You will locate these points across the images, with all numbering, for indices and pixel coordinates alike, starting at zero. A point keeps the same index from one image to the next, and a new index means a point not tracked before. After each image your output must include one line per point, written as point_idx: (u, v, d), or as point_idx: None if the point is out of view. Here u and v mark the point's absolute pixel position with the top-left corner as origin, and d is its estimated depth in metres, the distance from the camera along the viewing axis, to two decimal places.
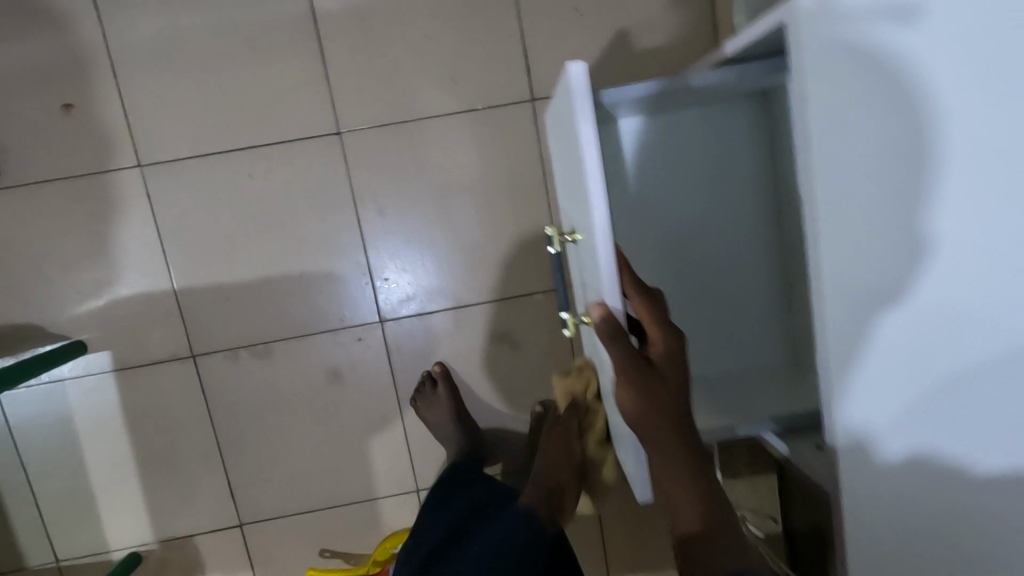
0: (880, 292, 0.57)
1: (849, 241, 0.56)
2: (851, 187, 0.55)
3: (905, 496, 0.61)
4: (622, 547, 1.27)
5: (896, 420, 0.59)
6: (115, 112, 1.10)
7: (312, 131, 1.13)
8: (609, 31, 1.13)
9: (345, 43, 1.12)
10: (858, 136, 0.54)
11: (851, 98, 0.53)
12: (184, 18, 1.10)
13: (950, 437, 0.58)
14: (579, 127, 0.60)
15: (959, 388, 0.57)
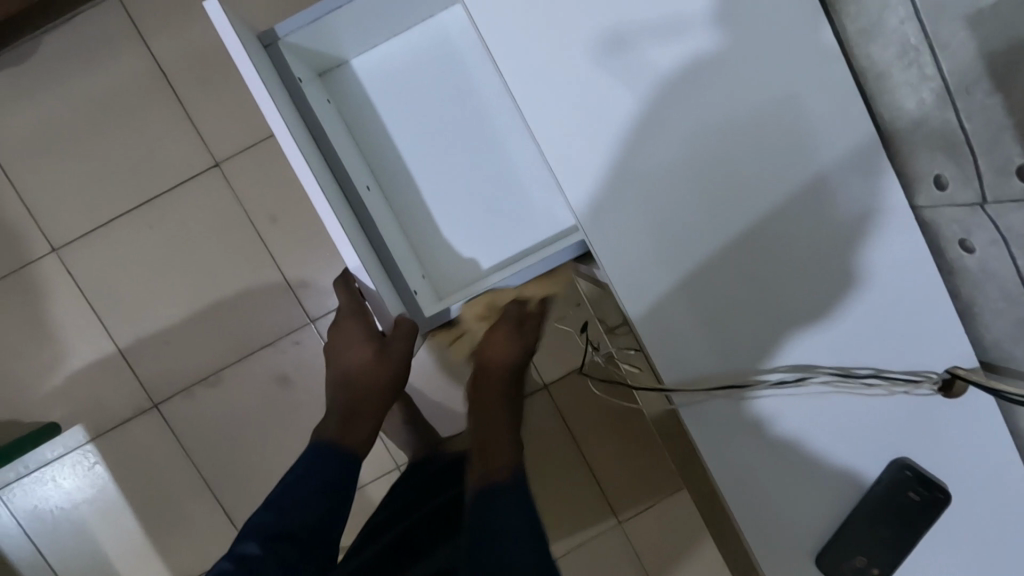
0: (826, 264, 0.59)
1: (787, 221, 0.59)
2: (787, 160, 0.58)
3: (854, 420, 0.60)
4: (618, 469, 1.25)
5: (849, 345, 0.60)
6: (18, 210, 1.22)
7: (192, 167, 1.23)
8: None
9: (195, 78, 1.21)
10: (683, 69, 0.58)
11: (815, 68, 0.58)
12: (50, 109, 1.21)
13: (891, 359, 0.60)
14: (235, 59, 0.58)
15: (901, 313, 0.59)
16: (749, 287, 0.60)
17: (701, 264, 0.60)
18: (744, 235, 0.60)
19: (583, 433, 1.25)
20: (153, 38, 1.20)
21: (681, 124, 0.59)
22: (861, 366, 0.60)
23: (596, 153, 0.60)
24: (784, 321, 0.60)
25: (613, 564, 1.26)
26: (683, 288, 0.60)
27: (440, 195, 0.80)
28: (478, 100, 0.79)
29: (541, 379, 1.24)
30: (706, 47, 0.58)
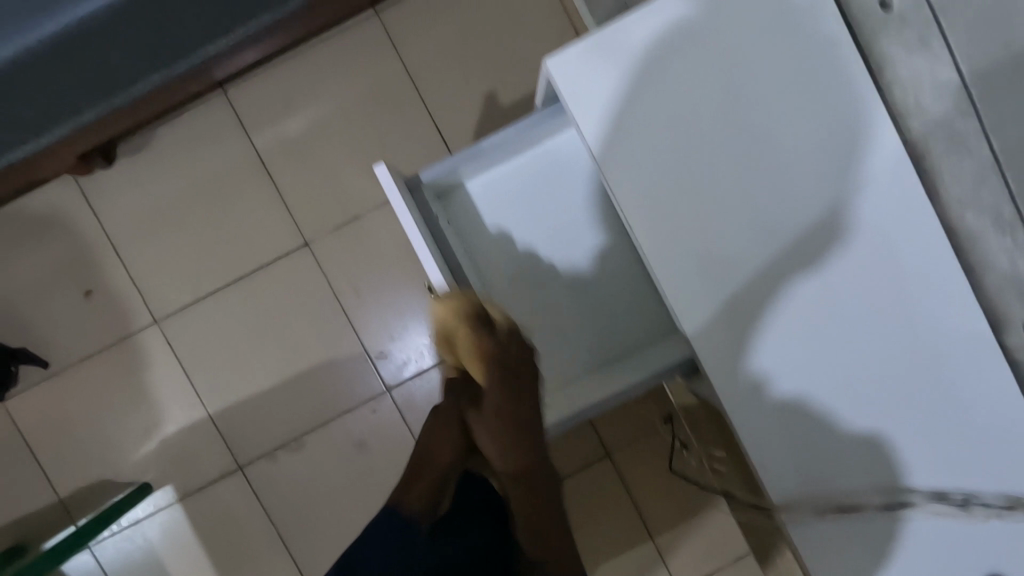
0: (809, 247, 0.70)
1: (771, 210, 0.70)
2: (773, 159, 0.70)
3: (947, 534, 0.70)
4: (680, 537, 1.28)
5: (937, 458, 0.70)
6: (125, 284, 1.32)
7: (283, 246, 1.33)
8: (492, 89, 1.31)
9: (290, 165, 1.32)
10: (672, 59, 0.70)
11: (792, 83, 0.69)
12: (157, 193, 1.31)
13: (977, 471, 0.70)
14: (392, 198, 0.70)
15: (977, 430, 0.69)
16: (781, 299, 0.70)
17: (738, 282, 0.70)
18: (773, 254, 0.70)
19: (645, 503, 1.29)
20: (255, 128, 1.32)
21: (705, 160, 0.70)
22: (955, 491, 0.70)
23: (644, 200, 0.71)
24: (818, 335, 0.70)
25: None
26: (728, 307, 0.71)
27: (551, 314, 0.89)
28: (575, 219, 0.88)
29: (604, 448, 1.30)
30: (694, 32, 0.69)
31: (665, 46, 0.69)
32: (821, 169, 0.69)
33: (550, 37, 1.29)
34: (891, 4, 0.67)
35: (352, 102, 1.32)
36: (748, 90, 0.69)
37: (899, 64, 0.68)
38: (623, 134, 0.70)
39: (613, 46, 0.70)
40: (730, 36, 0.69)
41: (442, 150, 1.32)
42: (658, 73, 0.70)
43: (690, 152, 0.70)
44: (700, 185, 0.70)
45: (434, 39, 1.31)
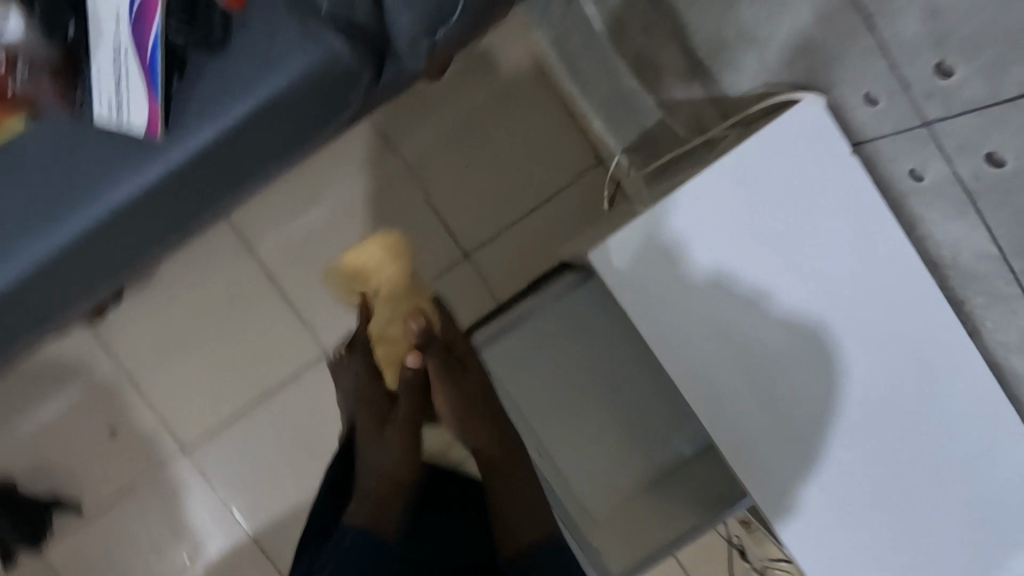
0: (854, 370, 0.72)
1: (817, 338, 0.72)
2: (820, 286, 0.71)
3: None
4: None
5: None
6: (149, 417, 1.30)
7: (304, 357, 1.32)
8: (493, 175, 1.31)
9: (299, 278, 1.31)
10: (709, 203, 0.70)
11: (823, 207, 0.69)
12: (169, 321, 1.29)
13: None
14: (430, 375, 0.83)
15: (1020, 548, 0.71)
16: (843, 455, 0.73)
17: (801, 445, 0.73)
18: (831, 414, 0.73)
19: None
20: (260, 246, 1.30)
21: (754, 329, 0.73)
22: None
23: (701, 376, 0.74)
24: (882, 484, 0.73)
25: None
26: (792, 470, 0.74)
27: (611, 456, 0.85)
28: (630, 361, 0.87)
29: None
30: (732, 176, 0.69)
31: (702, 228, 0.71)
32: (866, 308, 0.70)
33: (544, 117, 1.30)
34: (924, 177, 0.63)
35: (355, 206, 1.30)
36: (781, 221, 0.70)
37: (931, 226, 0.66)
38: (669, 319, 0.73)
39: (650, 236, 0.72)
40: (764, 173, 0.69)
41: (452, 246, 1.32)
42: (700, 256, 0.72)
43: (741, 325, 0.73)
44: (754, 346, 0.73)
45: (428, 132, 1.29)
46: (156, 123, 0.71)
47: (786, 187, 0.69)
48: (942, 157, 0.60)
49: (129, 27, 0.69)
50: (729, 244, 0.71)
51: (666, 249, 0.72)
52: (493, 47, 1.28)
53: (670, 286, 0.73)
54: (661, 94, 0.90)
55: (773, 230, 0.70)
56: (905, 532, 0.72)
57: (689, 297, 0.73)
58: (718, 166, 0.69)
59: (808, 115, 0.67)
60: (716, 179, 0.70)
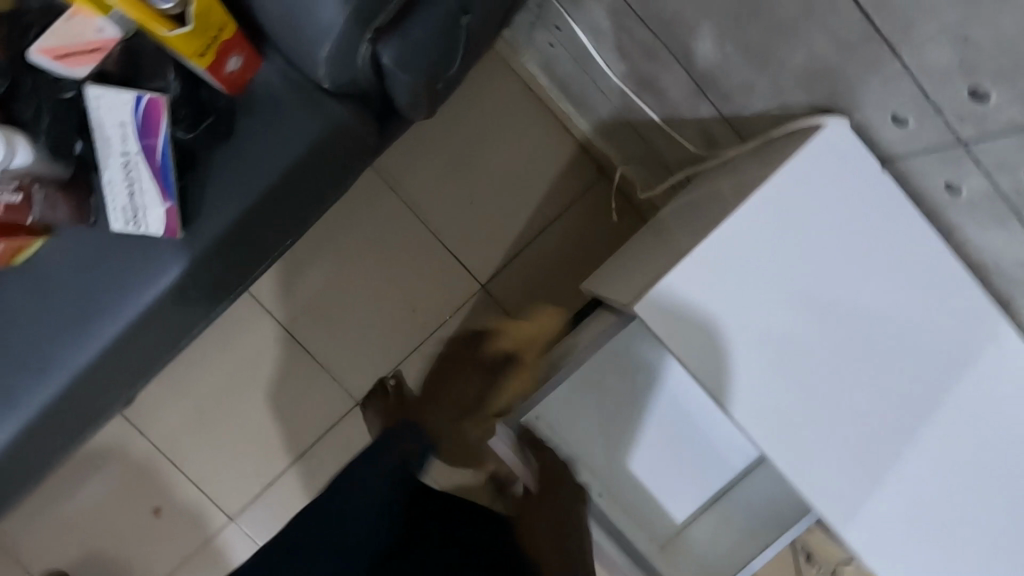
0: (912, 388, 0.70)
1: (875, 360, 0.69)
2: (870, 308, 0.69)
3: None
4: None
5: None
6: (191, 491, 1.30)
7: (336, 410, 1.31)
8: (498, 202, 1.31)
9: (320, 332, 1.30)
10: (745, 242, 0.67)
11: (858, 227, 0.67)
12: (196, 394, 1.28)
13: None
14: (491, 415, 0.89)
15: None
16: (915, 469, 0.71)
17: (873, 467, 0.71)
18: (898, 431, 0.70)
19: None
20: (276, 305, 1.29)
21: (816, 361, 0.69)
22: None
23: (763, 411, 0.70)
24: (954, 492, 0.71)
25: None
26: (868, 492, 0.71)
27: (673, 493, 0.84)
28: (676, 392, 0.84)
29: None
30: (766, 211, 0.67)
31: (744, 261, 0.68)
32: (913, 320, 0.69)
33: (542, 138, 1.30)
34: (961, 189, 0.62)
35: (366, 254, 1.29)
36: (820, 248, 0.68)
37: (965, 230, 0.65)
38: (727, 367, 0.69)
39: (693, 275, 0.68)
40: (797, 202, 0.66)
41: (466, 280, 1.31)
42: (748, 292, 0.68)
43: (797, 355, 0.69)
44: (816, 380, 0.69)
45: (428, 169, 1.29)
46: (174, 223, 0.69)
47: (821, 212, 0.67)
48: (975, 171, 0.58)
49: (137, 137, 0.65)
50: (773, 273, 0.68)
51: (711, 287, 0.68)
52: (481, 77, 1.28)
53: (721, 325, 0.69)
54: (666, 114, 0.90)
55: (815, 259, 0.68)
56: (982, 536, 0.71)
57: (742, 340, 0.69)
58: (753, 197, 0.66)
59: (835, 135, 0.65)
60: (754, 210, 0.67)
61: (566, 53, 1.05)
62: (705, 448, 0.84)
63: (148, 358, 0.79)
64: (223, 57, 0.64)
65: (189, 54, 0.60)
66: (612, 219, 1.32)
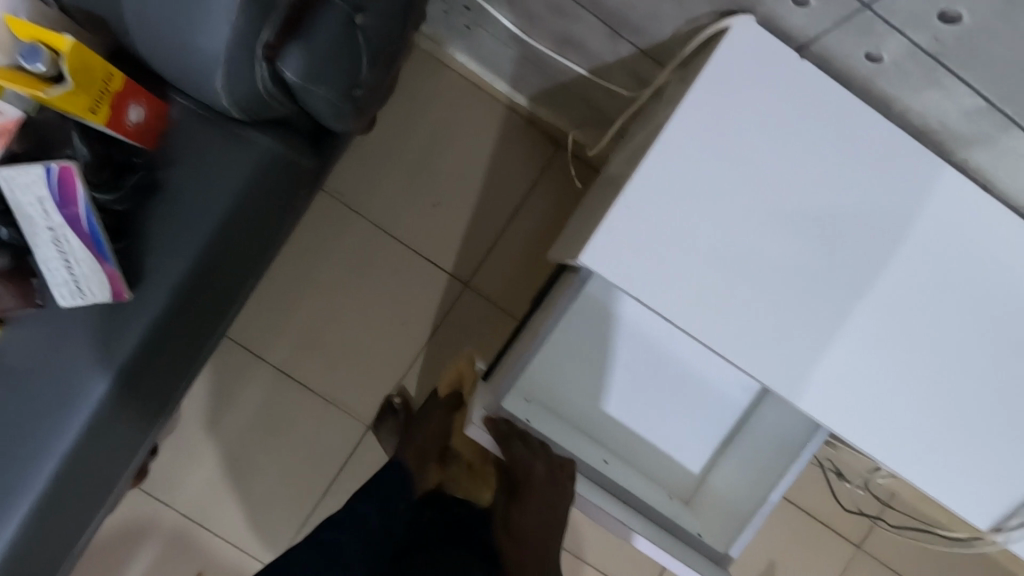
0: (890, 274, 0.66)
1: (845, 255, 0.65)
2: (826, 205, 0.65)
3: None
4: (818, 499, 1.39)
5: None
6: (230, 552, 1.29)
7: (350, 439, 1.30)
8: (461, 196, 1.29)
9: (317, 366, 1.29)
10: (683, 165, 0.63)
11: (792, 123, 0.64)
12: (212, 454, 1.28)
13: None
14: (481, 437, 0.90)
15: None
16: (914, 356, 0.67)
17: (871, 367, 0.67)
18: (890, 325, 0.67)
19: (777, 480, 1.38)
20: (267, 350, 1.28)
21: (785, 273, 0.65)
22: None
23: (745, 336, 0.66)
24: (957, 373, 0.68)
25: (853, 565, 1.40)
26: (874, 393, 0.67)
27: (670, 439, 0.84)
28: (649, 343, 0.81)
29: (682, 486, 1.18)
30: (698, 125, 0.63)
31: (686, 183, 0.64)
32: (876, 205, 0.65)
33: (488, 123, 1.28)
34: (881, 57, 0.59)
35: (344, 278, 1.28)
36: (759, 154, 0.64)
37: (909, 99, 0.62)
38: (699, 299, 0.64)
39: (640, 211, 0.63)
40: (726, 113, 0.63)
41: (448, 281, 1.30)
42: (698, 214, 0.64)
43: (763, 269, 0.65)
44: (790, 288, 0.65)
45: (385, 181, 1.28)
46: (119, 286, 0.70)
47: (753, 117, 0.63)
48: (890, 31, 0.55)
49: (57, 210, 0.64)
50: (718, 190, 0.64)
51: (659, 218, 0.63)
52: (414, 79, 1.27)
53: (681, 257, 0.64)
54: (594, 66, 0.88)
55: (756, 167, 0.64)
56: (994, 408, 0.68)
57: (707, 269, 0.64)
58: (677, 118, 0.63)
59: (745, 37, 0.63)
60: (682, 131, 0.63)
61: (485, 32, 1.03)
62: (690, 388, 0.83)
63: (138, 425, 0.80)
64: (121, 109, 0.63)
65: (81, 111, 0.58)
66: (577, 185, 1.29)
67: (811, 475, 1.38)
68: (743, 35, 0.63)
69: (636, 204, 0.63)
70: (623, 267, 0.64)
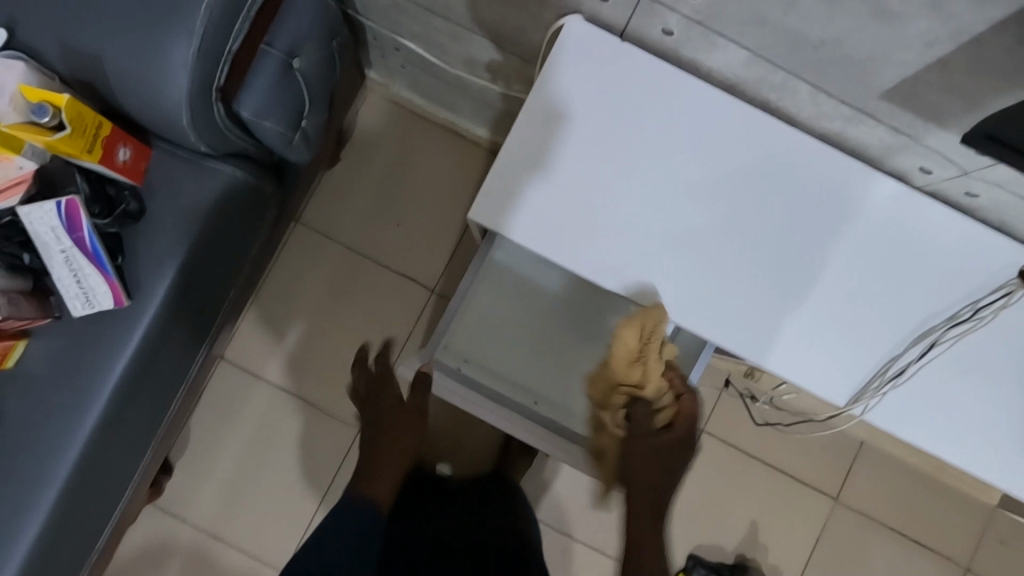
0: (738, 200, 0.75)
1: (691, 189, 0.75)
2: (670, 151, 0.75)
3: (991, 355, 0.73)
4: (788, 456, 1.46)
5: (941, 304, 0.73)
6: (242, 560, 1.39)
7: (343, 442, 1.42)
8: (421, 213, 1.46)
9: (307, 379, 1.43)
10: (540, 134, 0.75)
11: (628, 87, 0.76)
12: (220, 469, 1.41)
13: (966, 283, 0.73)
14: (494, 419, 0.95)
15: (949, 258, 0.73)
16: (778, 272, 0.74)
17: (740, 290, 0.74)
18: (753, 249, 0.74)
19: (749, 444, 1.45)
20: (262, 369, 1.43)
21: (640, 210, 0.75)
22: (965, 306, 0.73)
23: (623, 271, 0.74)
24: (820, 281, 0.73)
25: (829, 516, 1.45)
26: (748, 310, 0.74)
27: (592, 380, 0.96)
28: (557, 298, 0.98)
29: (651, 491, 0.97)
30: (548, 102, 0.76)
31: (547, 148, 0.75)
32: (716, 144, 0.75)
33: (438, 147, 1.46)
34: None
35: (325, 298, 1.44)
36: (601, 117, 0.76)
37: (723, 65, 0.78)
38: (568, 241, 0.75)
39: (507, 176, 0.75)
40: (571, 88, 0.76)
41: (417, 289, 1.45)
42: (559, 172, 0.75)
43: (621, 212, 0.75)
44: (648, 223, 0.75)
45: (353, 208, 1.46)
46: (119, 294, 0.86)
47: (593, 88, 0.76)
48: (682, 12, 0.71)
49: (67, 234, 0.81)
50: (576, 151, 0.75)
51: (528, 177, 0.75)
52: (370, 118, 1.46)
53: (549, 208, 0.75)
54: (499, 78, 1.05)
55: (603, 124, 0.76)
56: (872, 316, 0.73)
57: (574, 215, 0.75)
58: (531, 97, 0.76)
59: (579, 29, 0.75)
60: (535, 108, 0.75)
61: (416, 67, 1.22)
62: (603, 333, 0.97)
63: (140, 408, 0.96)
64: (111, 151, 0.82)
65: (79, 151, 0.77)
66: None
67: (781, 436, 1.46)
68: (574, 26, 0.76)
69: (504, 170, 0.75)
70: (498, 220, 0.75)
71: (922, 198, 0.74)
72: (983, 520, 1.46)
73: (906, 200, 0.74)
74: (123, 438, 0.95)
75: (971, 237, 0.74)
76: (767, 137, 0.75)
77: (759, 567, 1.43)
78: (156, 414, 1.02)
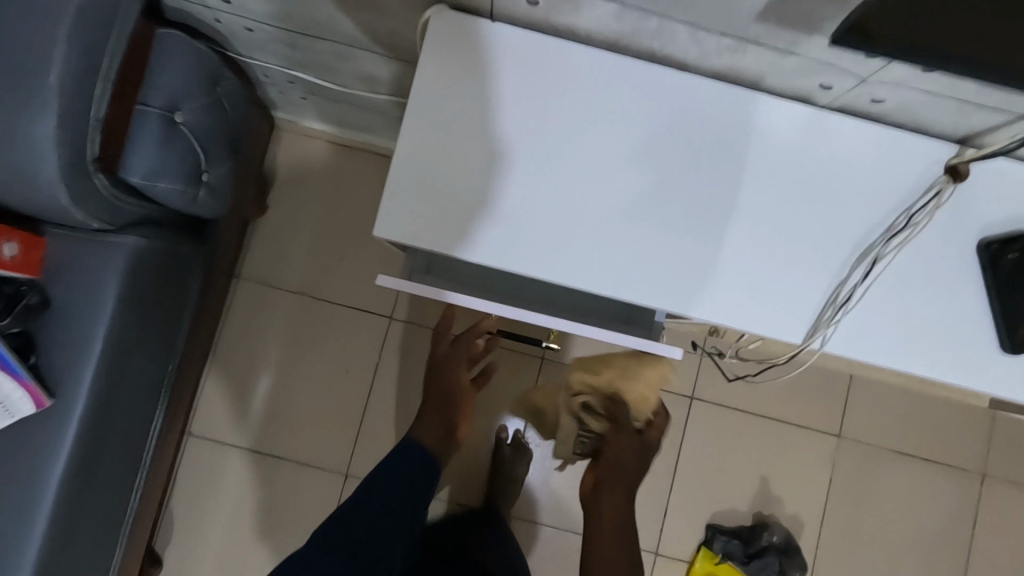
0: (651, 158, 0.72)
1: (602, 157, 0.72)
2: (574, 122, 0.72)
3: (937, 262, 0.71)
4: (783, 404, 1.43)
5: (876, 218, 0.71)
6: None
7: (331, 492, 1.37)
8: (360, 244, 1.42)
9: (281, 435, 1.38)
10: (437, 135, 0.72)
11: (515, 67, 0.72)
12: (211, 548, 1.34)
13: (899, 192, 0.71)
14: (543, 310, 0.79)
15: (878, 168, 0.72)
16: (714, 223, 0.71)
17: (675, 248, 0.71)
18: (672, 204, 0.71)
19: (739, 401, 1.42)
20: (233, 435, 1.37)
21: (558, 189, 0.72)
22: (902, 216, 0.71)
23: (545, 256, 0.71)
24: (753, 221, 0.71)
25: (837, 455, 1.43)
26: (689, 269, 0.71)
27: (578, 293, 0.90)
28: None
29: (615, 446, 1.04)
30: (435, 100, 0.72)
31: (444, 147, 0.71)
32: (617, 105, 0.72)
33: (363, 173, 1.42)
34: None
35: (282, 349, 1.39)
36: (493, 105, 0.72)
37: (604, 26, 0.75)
38: (492, 237, 0.71)
39: (411, 185, 0.71)
40: (456, 81, 0.72)
41: (374, 320, 1.40)
42: (465, 169, 0.71)
43: (538, 197, 0.71)
44: (568, 202, 0.71)
45: (292, 253, 1.41)
46: (38, 394, 0.81)
47: (478, 75, 0.72)
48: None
49: None
50: (470, 143, 0.72)
51: (428, 180, 0.71)
52: (288, 158, 1.42)
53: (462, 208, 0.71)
54: (395, 88, 1.01)
55: (497, 111, 0.72)
56: (806, 245, 0.71)
57: (489, 210, 0.71)
58: (414, 98, 0.72)
59: (444, 19, 0.72)
60: (416, 108, 0.72)
61: (318, 97, 1.18)
62: None
63: (94, 506, 0.91)
64: None
65: None
66: None
67: (770, 386, 1.43)
68: (442, 16, 0.72)
69: (406, 180, 0.71)
70: (409, 229, 0.71)
71: (832, 116, 0.72)
72: (988, 425, 1.43)
73: (821, 121, 0.72)
74: (81, 541, 0.90)
75: (892, 145, 0.72)
76: (665, 87, 0.72)
77: (778, 521, 1.40)
78: (114, 508, 0.96)
